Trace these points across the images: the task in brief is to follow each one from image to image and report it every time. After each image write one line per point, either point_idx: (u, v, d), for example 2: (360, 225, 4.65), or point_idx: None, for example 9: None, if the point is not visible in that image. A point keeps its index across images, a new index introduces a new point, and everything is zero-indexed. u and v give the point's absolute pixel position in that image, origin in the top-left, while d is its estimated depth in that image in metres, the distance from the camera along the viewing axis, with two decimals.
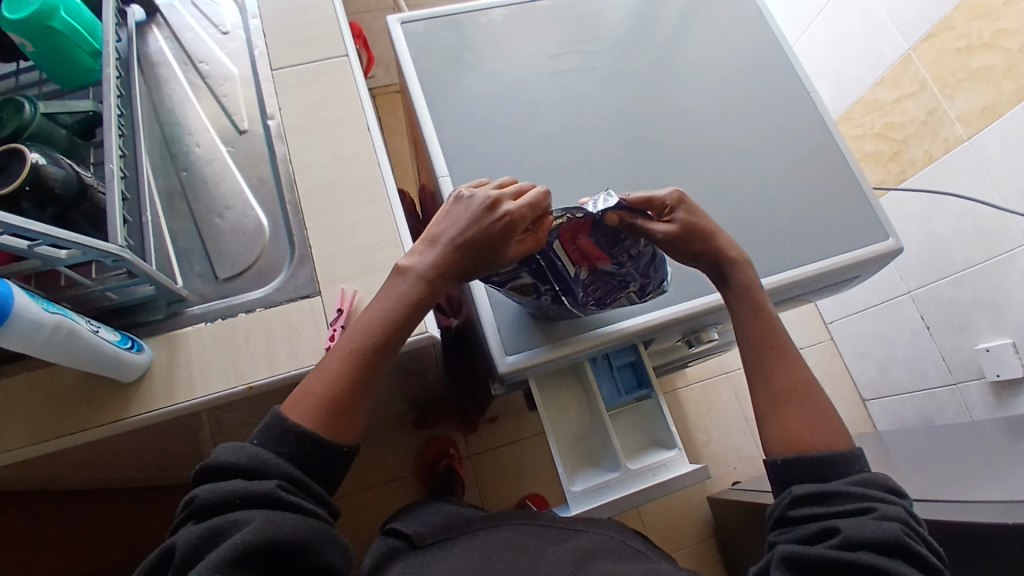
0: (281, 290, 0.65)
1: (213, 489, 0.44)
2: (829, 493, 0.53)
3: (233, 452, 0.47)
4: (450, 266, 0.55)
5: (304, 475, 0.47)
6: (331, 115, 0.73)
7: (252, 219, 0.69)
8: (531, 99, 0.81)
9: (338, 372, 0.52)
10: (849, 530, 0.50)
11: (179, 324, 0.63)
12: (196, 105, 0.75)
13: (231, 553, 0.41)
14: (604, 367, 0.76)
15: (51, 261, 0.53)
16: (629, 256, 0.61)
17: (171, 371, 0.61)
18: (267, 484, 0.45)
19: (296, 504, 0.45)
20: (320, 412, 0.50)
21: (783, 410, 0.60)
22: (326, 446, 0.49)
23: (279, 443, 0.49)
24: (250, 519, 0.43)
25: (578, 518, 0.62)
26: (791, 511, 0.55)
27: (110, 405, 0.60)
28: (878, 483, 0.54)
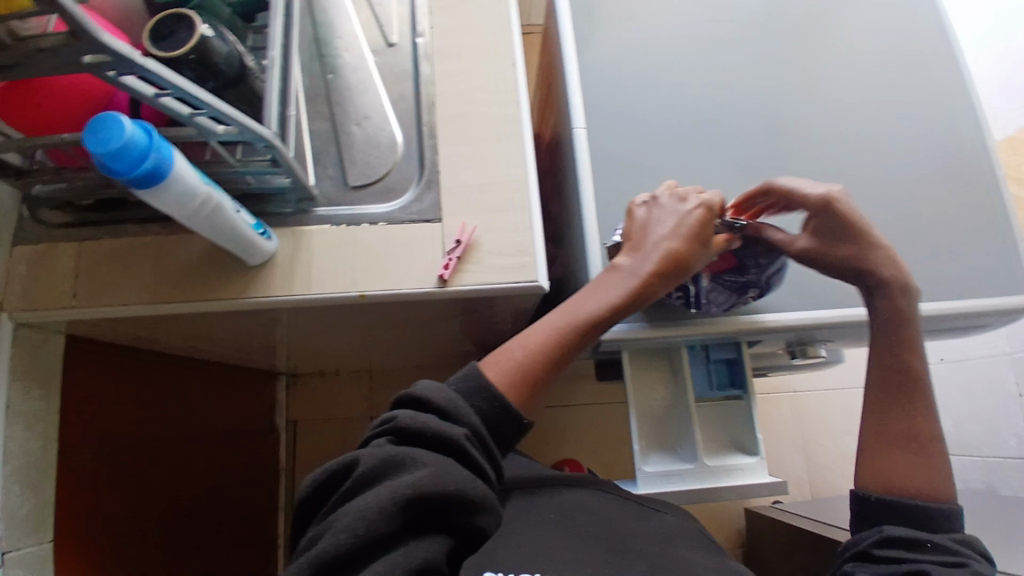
0: (404, 210, 0.66)
1: (413, 417, 0.46)
2: (922, 541, 0.56)
3: (434, 391, 0.49)
4: (661, 267, 0.57)
5: (487, 434, 0.48)
6: (480, 43, 0.70)
7: (387, 133, 0.69)
8: (684, 66, 0.76)
9: (537, 346, 0.54)
10: (934, 572, 0.53)
11: (305, 222, 0.65)
12: (349, 8, 0.75)
13: (415, 485, 0.43)
14: (701, 358, 0.73)
15: (205, 133, 0.53)
16: (755, 264, 0.65)
17: (292, 265, 0.63)
18: (457, 431, 0.46)
19: (477, 461, 0.46)
20: (512, 379, 0.52)
21: (886, 451, 0.62)
22: (512, 415, 0.50)
23: (474, 398, 0.50)
24: (438, 461, 0.45)
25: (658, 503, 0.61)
26: (875, 550, 0.57)
27: (232, 284, 0.62)
28: (968, 544, 0.57)
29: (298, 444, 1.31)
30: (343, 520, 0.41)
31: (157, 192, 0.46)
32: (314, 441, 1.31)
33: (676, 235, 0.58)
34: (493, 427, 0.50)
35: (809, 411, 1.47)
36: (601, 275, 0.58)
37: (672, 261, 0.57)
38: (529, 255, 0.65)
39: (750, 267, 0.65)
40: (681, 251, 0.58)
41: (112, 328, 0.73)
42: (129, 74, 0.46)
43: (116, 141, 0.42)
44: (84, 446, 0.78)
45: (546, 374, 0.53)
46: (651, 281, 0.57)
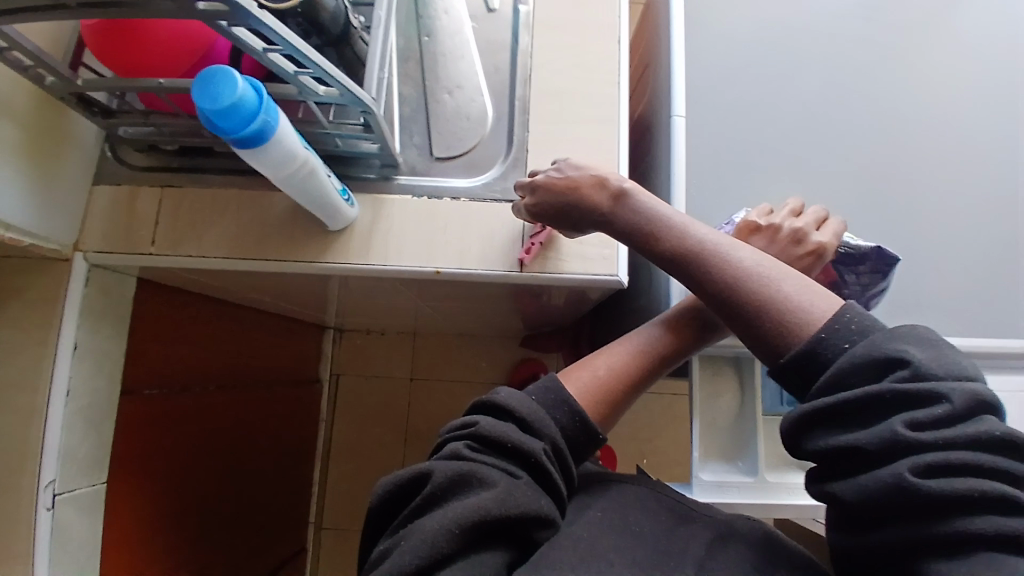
0: (488, 187, 0.63)
1: (493, 426, 0.46)
2: (815, 415, 0.40)
3: (514, 399, 0.48)
4: None
5: (565, 447, 0.47)
6: (587, 17, 0.66)
7: (479, 105, 0.66)
8: (799, 59, 0.71)
9: (618, 368, 0.54)
10: (871, 487, 0.37)
11: (386, 189, 0.63)
12: None
13: (491, 502, 0.42)
14: (773, 370, 0.71)
15: (304, 92, 0.52)
16: (857, 279, 0.59)
17: (370, 232, 0.61)
18: (536, 445, 0.46)
19: (552, 478, 0.46)
20: (590, 394, 0.52)
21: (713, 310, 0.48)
22: (590, 429, 0.49)
23: (554, 410, 0.49)
24: (512, 479, 0.44)
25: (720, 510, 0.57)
26: (811, 443, 0.40)
27: (309, 245, 0.62)
28: (858, 366, 0.39)
29: (339, 397, 1.33)
30: (416, 537, 0.40)
31: (259, 153, 0.45)
32: (355, 397, 1.33)
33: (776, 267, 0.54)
34: (570, 440, 0.49)
35: None
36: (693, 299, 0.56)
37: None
38: (614, 248, 0.62)
39: (851, 287, 0.59)
40: None
41: (184, 275, 0.73)
42: (239, 25, 0.44)
43: (229, 95, 0.41)
44: (147, 385, 0.80)
45: (624, 396, 0.53)
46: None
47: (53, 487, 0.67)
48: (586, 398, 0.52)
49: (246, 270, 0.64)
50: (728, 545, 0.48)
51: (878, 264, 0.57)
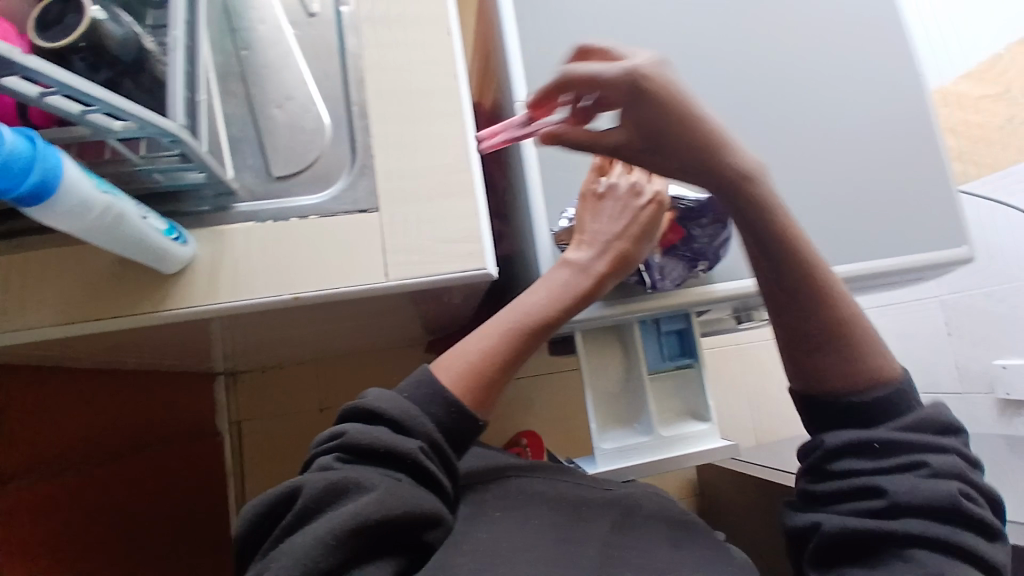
0: (337, 200, 0.60)
1: (361, 434, 0.45)
2: (870, 444, 0.55)
3: (385, 400, 0.47)
4: (617, 259, 0.56)
5: (446, 443, 0.47)
6: (414, 8, 0.64)
7: (313, 115, 0.64)
8: (631, 27, 0.73)
9: (493, 347, 0.52)
10: (897, 492, 0.51)
11: (225, 220, 0.59)
12: None
13: (364, 508, 0.41)
14: (652, 329, 0.73)
15: (101, 132, 0.47)
16: (703, 232, 0.63)
17: (214, 269, 0.57)
18: (411, 445, 0.45)
19: (430, 472, 0.46)
20: (464, 380, 0.50)
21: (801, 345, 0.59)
22: (468, 416, 0.49)
23: (431, 404, 0.48)
24: (386, 480, 0.44)
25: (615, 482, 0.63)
26: (828, 464, 0.57)
27: (149, 294, 0.56)
28: (925, 423, 0.56)
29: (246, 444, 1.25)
30: (285, 554, 0.39)
31: (53, 206, 0.41)
32: (262, 440, 1.25)
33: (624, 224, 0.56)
34: (448, 434, 0.49)
35: (753, 362, 1.53)
36: (557, 267, 0.56)
37: (622, 258, 0.56)
38: (477, 242, 0.61)
39: (700, 240, 0.63)
40: (635, 245, 0.56)
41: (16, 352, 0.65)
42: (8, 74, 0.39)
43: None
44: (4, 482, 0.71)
45: (504, 375, 0.52)
46: (603, 279, 0.55)
47: None
48: (461, 384, 0.50)
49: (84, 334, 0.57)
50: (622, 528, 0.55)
51: (717, 214, 0.62)
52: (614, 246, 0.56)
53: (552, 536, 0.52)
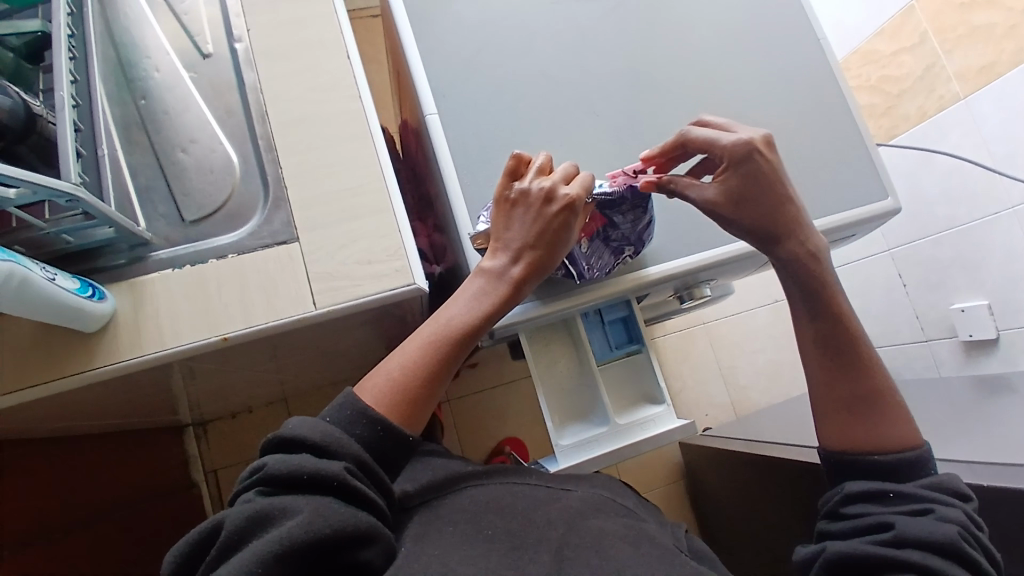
0: (254, 235, 0.60)
1: (283, 462, 0.47)
2: (886, 492, 0.54)
3: (306, 427, 0.49)
4: (530, 265, 0.57)
5: (372, 461, 0.49)
6: (307, 38, 0.65)
7: (220, 154, 0.64)
8: (528, 29, 0.74)
9: (415, 364, 0.54)
10: (907, 527, 0.50)
11: (143, 271, 0.58)
12: (152, 22, 0.66)
13: (288, 533, 0.43)
14: (595, 321, 0.74)
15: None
16: (624, 218, 0.63)
17: (137, 321, 0.56)
18: (337, 466, 0.47)
19: (358, 491, 0.48)
20: (388, 400, 0.52)
21: (833, 416, 0.58)
22: (396, 433, 0.52)
23: (353, 425, 0.50)
24: (313, 502, 0.45)
25: (567, 476, 0.63)
26: (843, 508, 0.55)
27: (72, 356, 0.55)
28: (943, 490, 0.54)
29: None
30: None
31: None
32: None
33: (534, 228, 0.56)
34: (376, 451, 0.51)
35: (721, 339, 1.55)
36: (472, 278, 0.58)
37: (537, 263, 0.57)
38: (402, 258, 0.61)
39: (621, 228, 0.64)
40: (549, 249, 0.57)
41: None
42: None
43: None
44: None
45: (428, 388, 0.54)
46: (520, 285, 0.57)
47: None
48: (385, 403, 0.52)
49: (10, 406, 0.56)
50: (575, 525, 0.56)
51: (635, 201, 0.63)
52: (529, 253, 0.57)
53: (502, 542, 0.53)
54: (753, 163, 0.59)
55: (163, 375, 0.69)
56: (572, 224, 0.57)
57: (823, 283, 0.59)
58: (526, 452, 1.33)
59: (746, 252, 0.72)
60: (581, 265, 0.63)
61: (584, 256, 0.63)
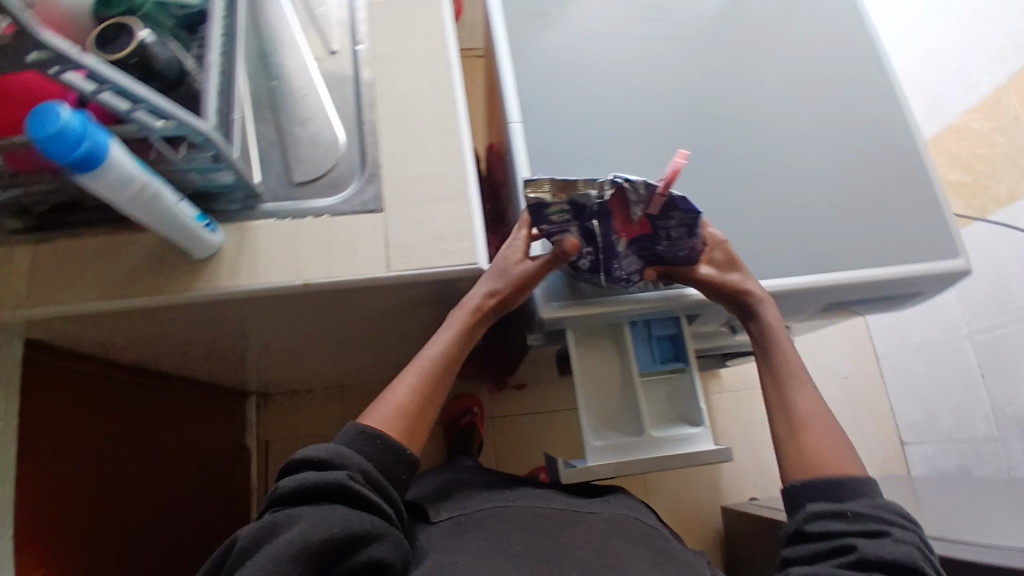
0: (347, 202, 0.68)
1: (292, 480, 0.57)
2: (844, 511, 0.59)
3: (315, 450, 0.60)
4: (500, 300, 0.67)
5: (373, 473, 0.59)
6: (417, 47, 0.74)
7: (329, 133, 0.72)
8: (614, 61, 0.81)
9: (409, 387, 0.66)
10: (867, 551, 0.55)
11: (251, 217, 0.67)
12: (292, 22, 0.78)
13: (297, 531, 0.53)
14: (643, 333, 0.75)
15: (145, 128, 0.55)
16: (668, 234, 0.65)
17: (238, 257, 0.65)
18: (339, 475, 0.57)
19: (358, 494, 0.57)
20: (393, 420, 0.64)
21: (800, 434, 0.65)
22: (391, 446, 0.62)
23: (355, 441, 0.62)
24: (316, 510, 0.55)
25: (591, 503, 0.70)
26: (806, 527, 0.60)
27: (181, 277, 0.64)
28: (889, 504, 0.60)
29: (270, 465, 1.30)
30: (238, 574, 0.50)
31: (98, 177, 0.49)
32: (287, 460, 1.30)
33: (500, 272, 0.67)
34: (377, 463, 0.61)
35: None
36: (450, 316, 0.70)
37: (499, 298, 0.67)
38: (469, 239, 0.67)
39: (664, 242, 0.66)
40: (511, 288, 0.67)
41: (65, 336, 0.73)
42: (72, 70, 0.48)
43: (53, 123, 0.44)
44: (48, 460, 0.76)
45: (423, 410, 0.66)
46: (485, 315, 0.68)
47: None
48: (390, 420, 0.64)
49: (119, 312, 0.65)
50: (604, 544, 0.61)
51: (683, 216, 0.64)
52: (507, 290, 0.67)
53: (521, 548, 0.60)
54: (724, 249, 0.69)
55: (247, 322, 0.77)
56: (597, 207, 0.64)
57: (774, 341, 0.70)
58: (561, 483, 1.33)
59: (800, 288, 0.76)
60: (616, 265, 0.66)
61: (621, 258, 0.66)
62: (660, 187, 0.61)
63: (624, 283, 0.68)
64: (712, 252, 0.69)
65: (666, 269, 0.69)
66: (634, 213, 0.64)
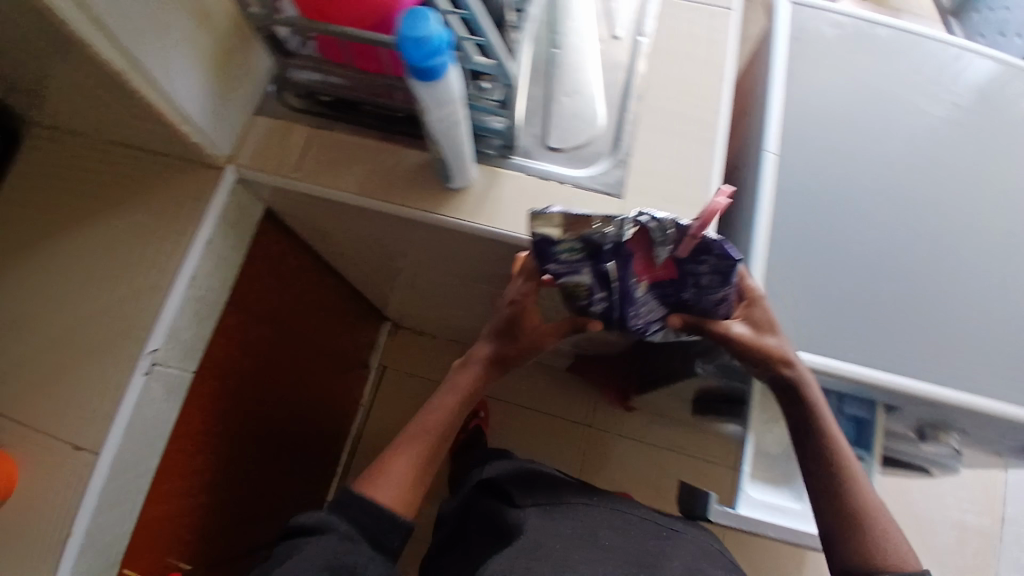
0: (592, 178, 0.69)
1: (295, 535, 0.60)
2: None
3: (309, 517, 0.62)
4: (510, 355, 0.71)
5: (359, 536, 0.61)
6: (697, 55, 0.74)
7: (593, 110, 0.72)
8: (889, 124, 0.76)
9: (416, 450, 0.67)
10: None
11: (501, 164, 0.70)
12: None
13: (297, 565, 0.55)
14: (833, 407, 0.73)
15: (463, 60, 0.58)
16: (695, 283, 0.60)
17: (483, 196, 0.69)
18: (330, 535, 0.59)
19: (346, 549, 0.59)
20: (398, 493, 0.64)
21: (852, 533, 0.62)
22: (401, 522, 0.63)
23: (352, 511, 0.62)
24: (309, 549, 0.57)
25: (675, 522, 0.74)
26: None
27: (430, 198, 0.69)
28: None
29: (382, 390, 1.38)
30: None
31: (429, 91, 0.53)
32: (396, 393, 1.37)
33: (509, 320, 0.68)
34: (371, 531, 0.62)
35: None
36: (457, 370, 0.72)
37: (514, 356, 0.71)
38: None
39: (691, 290, 0.61)
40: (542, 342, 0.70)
41: (301, 216, 0.80)
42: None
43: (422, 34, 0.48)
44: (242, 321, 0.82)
45: (430, 465, 0.68)
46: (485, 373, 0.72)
47: (155, 354, 0.66)
48: (400, 490, 0.65)
49: (364, 209, 0.70)
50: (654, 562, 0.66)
51: (717, 263, 0.57)
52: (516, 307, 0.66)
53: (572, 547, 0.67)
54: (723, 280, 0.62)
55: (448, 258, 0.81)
56: (619, 249, 0.57)
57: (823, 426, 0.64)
58: None
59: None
60: (598, 297, 0.62)
61: (636, 306, 0.62)
62: (694, 234, 0.54)
63: (618, 322, 0.64)
64: (752, 306, 0.64)
65: (693, 319, 0.64)
66: (659, 255, 0.58)
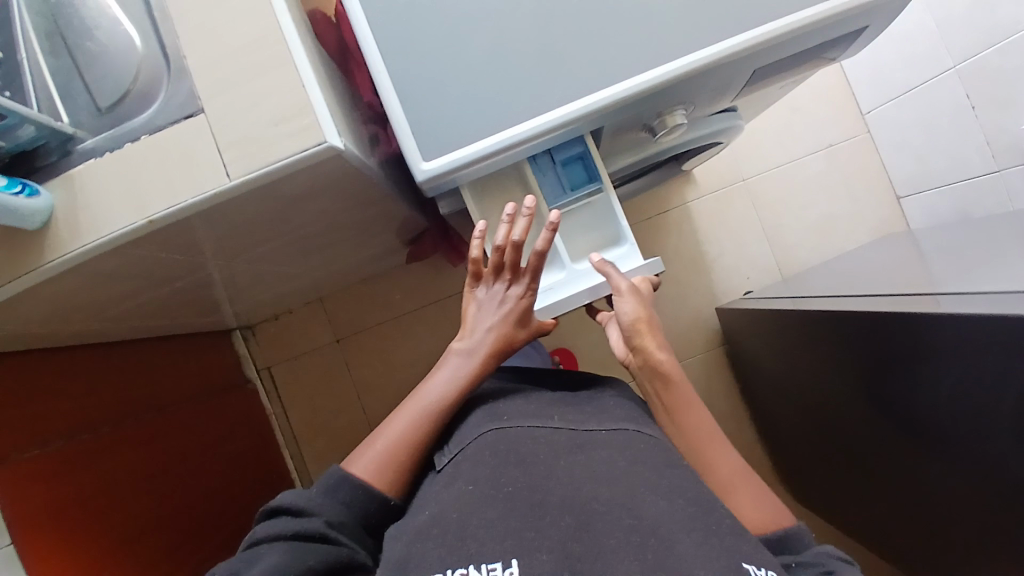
0: (163, 111, 0.58)
1: (270, 529, 0.62)
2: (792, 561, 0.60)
3: (271, 527, 0.62)
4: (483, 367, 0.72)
5: (328, 537, 0.62)
6: None
7: (122, 35, 0.62)
8: None
9: (405, 435, 0.69)
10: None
11: (70, 164, 0.60)
12: None
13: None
14: (547, 163, 0.72)
15: None
16: None
17: (74, 215, 0.59)
18: (315, 523, 0.62)
19: (336, 540, 0.62)
20: (376, 467, 0.68)
21: (738, 483, 0.67)
22: (374, 496, 0.66)
23: (337, 488, 0.66)
24: (287, 550, 0.59)
25: (626, 412, 0.70)
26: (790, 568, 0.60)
27: (26, 253, 0.60)
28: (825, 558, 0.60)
29: (279, 386, 1.43)
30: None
31: None
32: (293, 380, 1.43)
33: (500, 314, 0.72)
34: (355, 506, 0.66)
35: (763, 196, 1.47)
36: (450, 357, 0.72)
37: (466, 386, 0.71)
38: (310, 115, 0.57)
39: None
40: (504, 338, 0.71)
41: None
42: None
43: None
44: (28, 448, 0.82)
45: (405, 461, 0.68)
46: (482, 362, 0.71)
47: None
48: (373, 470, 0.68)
49: (46, 281, 0.61)
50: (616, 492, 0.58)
51: None
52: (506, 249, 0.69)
53: (523, 500, 0.58)
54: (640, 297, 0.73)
55: (151, 274, 0.75)
56: None
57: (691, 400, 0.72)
58: (575, 360, 1.43)
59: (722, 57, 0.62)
60: None
61: None
62: None
63: None
64: None
65: None
66: None
